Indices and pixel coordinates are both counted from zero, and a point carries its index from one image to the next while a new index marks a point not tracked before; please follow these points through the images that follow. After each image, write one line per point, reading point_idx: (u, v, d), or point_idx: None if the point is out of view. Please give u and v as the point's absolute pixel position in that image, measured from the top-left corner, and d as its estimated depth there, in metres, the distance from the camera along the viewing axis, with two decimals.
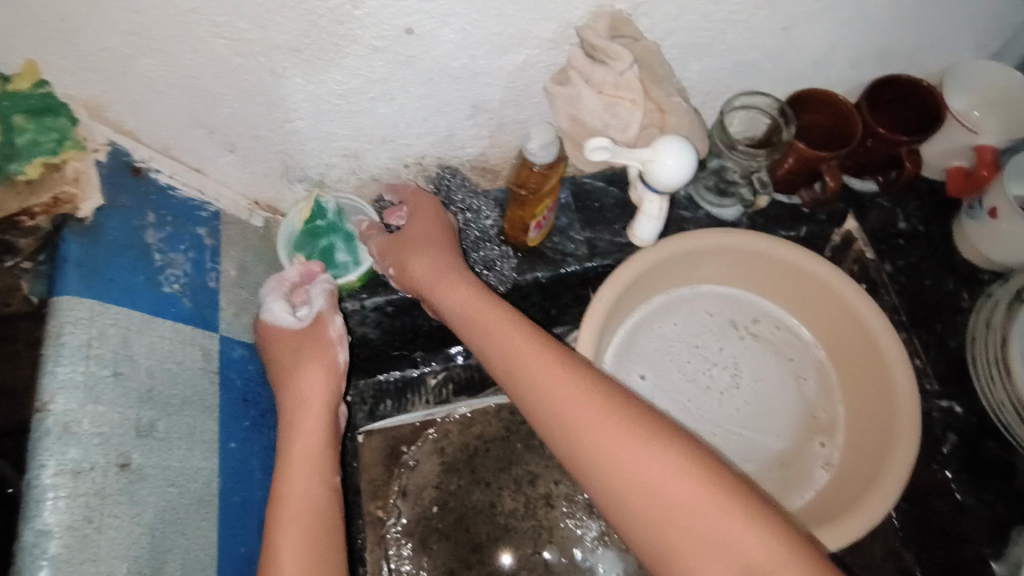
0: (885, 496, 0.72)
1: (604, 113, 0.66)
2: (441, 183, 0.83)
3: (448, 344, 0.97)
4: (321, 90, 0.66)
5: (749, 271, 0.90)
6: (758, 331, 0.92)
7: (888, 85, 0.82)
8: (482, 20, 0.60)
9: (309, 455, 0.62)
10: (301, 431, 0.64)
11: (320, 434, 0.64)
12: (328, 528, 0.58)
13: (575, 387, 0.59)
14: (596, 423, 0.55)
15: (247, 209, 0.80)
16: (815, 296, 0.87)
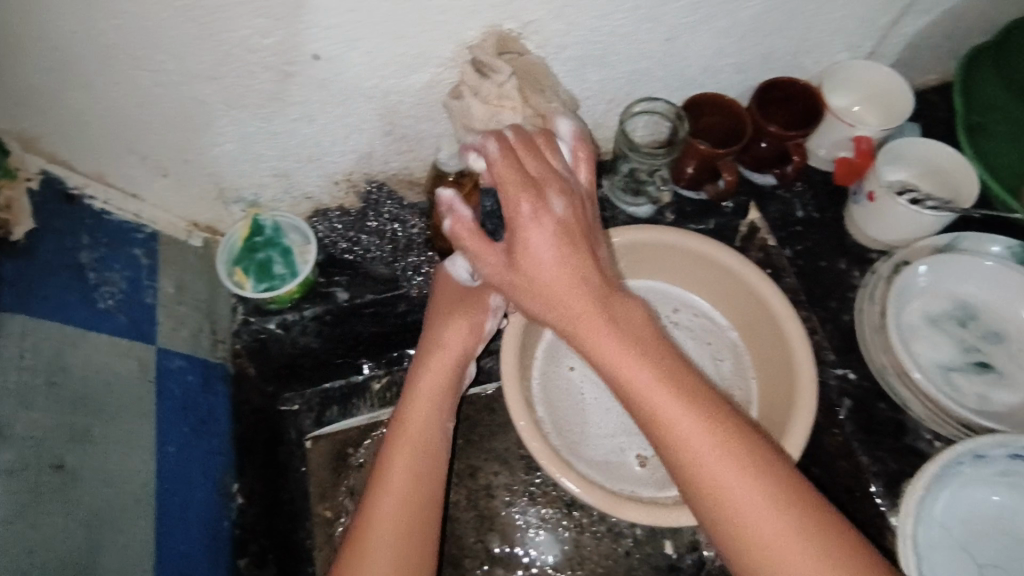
0: (786, 458, 0.79)
1: (489, 122, 0.69)
2: (369, 198, 0.90)
3: (389, 349, 1.01)
4: (241, 114, 0.70)
5: (665, 263, 0.97)
6: (678, 318, 0.98)
7: (775, 86, 0.90)
8: (385, 43, 0.65)
9: (420, 413, 0.72)
10: (426, 380, 0.74)
11: (440, 394, 0.74)
12: (422, 495, 0.67)
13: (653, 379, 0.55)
14: (679, 419, 0.53)
15: (185, 231, 0.84)
16: (724, 281, 0.94)
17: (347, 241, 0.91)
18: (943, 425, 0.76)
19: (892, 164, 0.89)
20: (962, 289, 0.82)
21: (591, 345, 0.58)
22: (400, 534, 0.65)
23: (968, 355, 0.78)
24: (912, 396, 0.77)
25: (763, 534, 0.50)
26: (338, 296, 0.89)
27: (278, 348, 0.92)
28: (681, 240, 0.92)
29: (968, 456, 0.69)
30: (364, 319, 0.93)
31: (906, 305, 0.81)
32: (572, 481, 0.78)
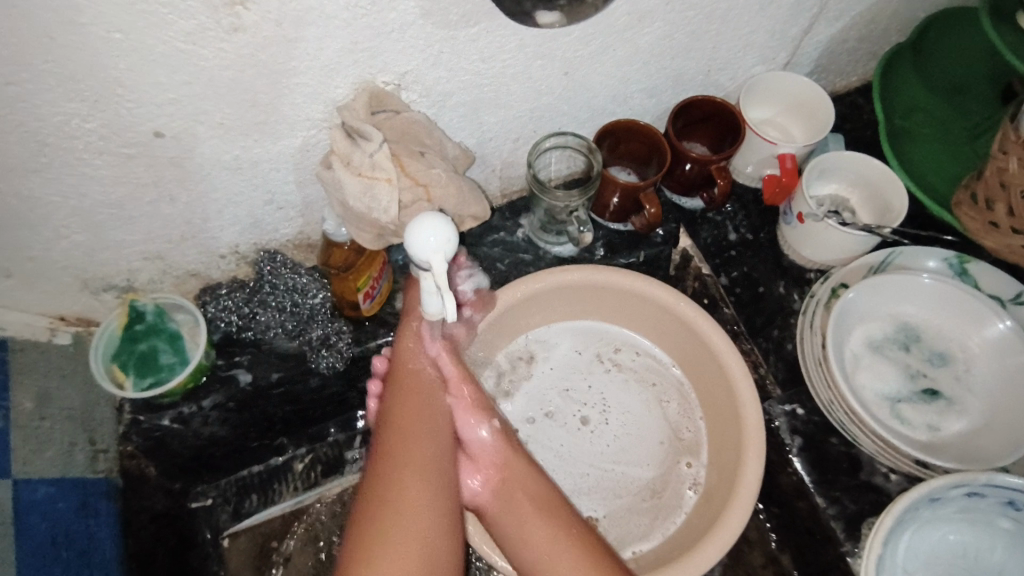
0: (739, 511, 0.73)
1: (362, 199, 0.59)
2: (260, 269, 0.78)
3: (312, 423, 0.90)
4: (83, 203, 0.62)
5: (598, 303, 0.90)
6: (619, 359, 0.91)
7: (692, 107, 0.84)
8: (237, 112, 0.58)
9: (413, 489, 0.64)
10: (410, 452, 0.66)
11: (440, 485, 0.66)
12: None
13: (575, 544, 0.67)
14: None
15: (48, 329, 0.74)
16: (660, 318, 0.87)
17: (242, 318, 0.80)
18: (895, 461, 0.71)
19: (820, 180, 0.85)
20: (902, 308, 0.77)
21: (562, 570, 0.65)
22: None
23: (914, 381, 0.74)
24: (861, 430, 0.72)
25: None
26: (240, 379, 0.80)
27: (178, 446, 0.80)
28: (611, 279, 0.85)
29: (924, 501, 0.65)
30: (273, 399, 0.83)
31: (848, 332, 0.76)
32: (511, 564, 0.70)
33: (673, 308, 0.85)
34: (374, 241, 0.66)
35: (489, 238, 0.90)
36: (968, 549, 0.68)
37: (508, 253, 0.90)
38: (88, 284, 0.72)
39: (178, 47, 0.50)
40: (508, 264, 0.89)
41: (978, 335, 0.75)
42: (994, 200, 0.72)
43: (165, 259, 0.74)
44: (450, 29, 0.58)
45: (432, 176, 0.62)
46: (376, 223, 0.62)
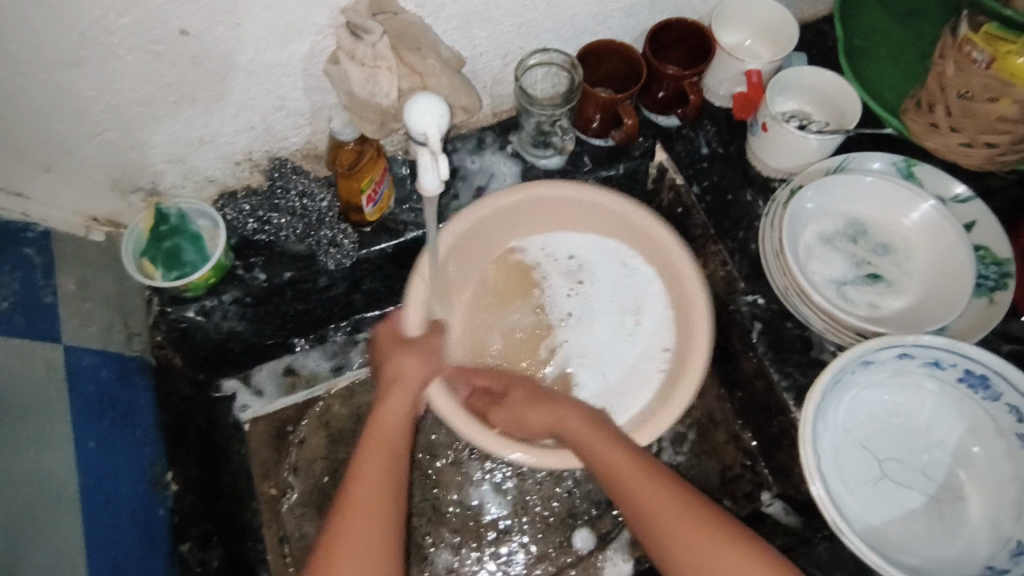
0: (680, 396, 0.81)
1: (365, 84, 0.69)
2: (273, 174, 0.88)
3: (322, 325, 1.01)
4: (116, 99, 0.69)
5: (576, 221, 0.94)
6: (602, 277, 0.95)
7: (666, 28, 0.92)
8: (252, 15, 0.65)
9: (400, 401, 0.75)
10: (405, 365, 0.77)
11: (408, 390, 0.76)
12: (397, 455, 0.71)
13: (618, 450, 0.71)
14: (642, 482, 0.68)
15: (83, 226, 0.82)
16: (630, 235, 0.92)
17: (257, 221, 0.89)
18: (838, 335, 0.81)
19: (783, 95, 0.92)
20: (851, 205, 0.86)
21: (606, 455, 0.71)
22: (377, 494, 0.67)
23: (860, 268, 0.83)
24: (805, 307, 0.82)
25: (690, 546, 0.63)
26: (255, 274, 0.88)
27: (200, 337, 0.89)
28: (576, 195, 0.90)
29: (860, 363, 0.74)
30: (287, 296, 0.92)
31: (803, 226, 0.85)
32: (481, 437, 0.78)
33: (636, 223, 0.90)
34: (377, 131, 0.75)
35: (481, 155, 0.98)
36: (900, 409, 0.77)
37: (499, 167, 0.97)
38: (118, 184, 0.80)
39: None
40: (499, 175, 0.97)
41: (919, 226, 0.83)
42: (935, 104, 0.80)
43: (186, 162, 0.82)
44: None
45: (426, 65, 0.72)
46: (378, 108, 0.73)
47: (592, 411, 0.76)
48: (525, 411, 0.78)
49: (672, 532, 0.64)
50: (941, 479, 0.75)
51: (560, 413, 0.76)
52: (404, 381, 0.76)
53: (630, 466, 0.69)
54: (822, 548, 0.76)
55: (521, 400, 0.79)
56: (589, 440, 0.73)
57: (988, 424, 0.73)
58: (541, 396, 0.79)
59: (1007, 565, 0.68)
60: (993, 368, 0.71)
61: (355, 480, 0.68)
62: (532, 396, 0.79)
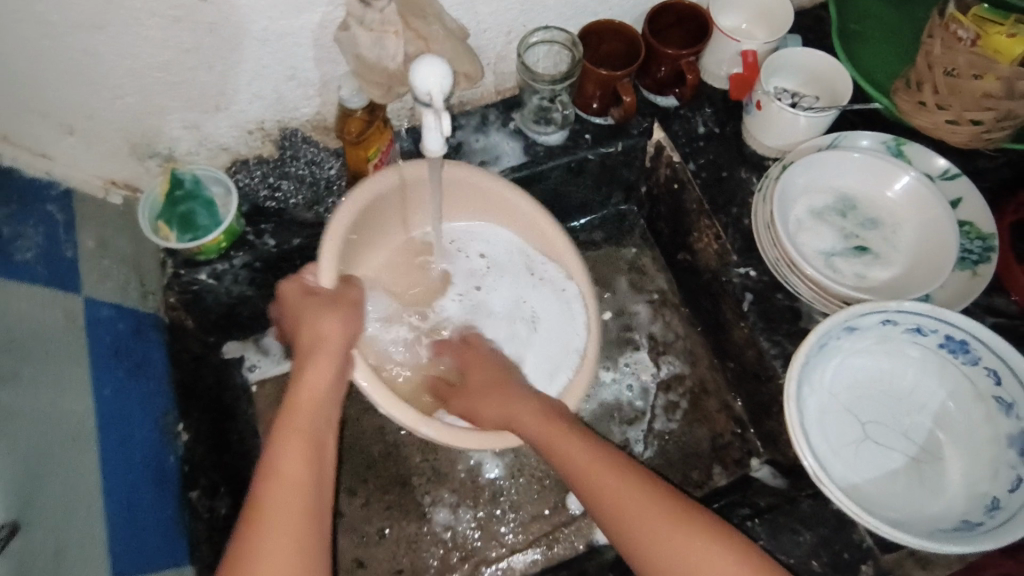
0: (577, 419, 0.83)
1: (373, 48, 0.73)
2: (284, 144, 0.91)
3: None
4: (136, 63, 0.73)
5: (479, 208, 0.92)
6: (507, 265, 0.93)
7: (665, 10, 0.95)
8: None
9: (322, 369, 0.70)
10: (324, 330, 0.73)
11: (332, 359, 0.72)
12: (321, 427, 0.67)
13: (576, 442, 0.71)
14: (603, 473, 0.68)
15: (102, 189, 0.85)
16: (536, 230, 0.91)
17: (268, 189, 0.93)
18: (827, 304, 0.84)
19: (777, 75, 0.95)
20: (840, 181, 0.89)
21: (560, 444, 0.72)
22: (305, 464, 0.62)
23: (847, 241, 0.86)
24: (793, 276, 0.85)
25: (666, 540, 0.62)
26: (265, 240, 0.91)
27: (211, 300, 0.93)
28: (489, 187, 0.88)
29: (844, 329, 0.77)
30: (295, 263, 0.96)
31: (794, 200, 0.87)
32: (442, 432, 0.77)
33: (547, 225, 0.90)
34: (384, 97, 0.79)
35: (484, 131, 1.01)
36: (884, 375, 0.80)
37: (502, 143, 1.00)
38: (136, 149, 0.84)
39: None
40: (502, 150, 1.00)
41: (907, 200, 0.86)
42: (924, 82, 0.82)
43: (201, 129, 0.85)
44: None
45: (430, 32, 0.76)
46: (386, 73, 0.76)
47: (546, 403, 0.77)
48: (482, 399, 0.80)
49: (640, 528, 0.63)
50: (922, 441, 0.77)
51: (510, 403, 0.77)
52: (327, 349, 0.72)
53: (591, 459, 0.69)
54: (806, 505, 0.79)
55: (480, 389, 0.81)
56: (543, 433, 0.74)
57: (968, 388, 0.76)
58: (501, 383, 0.80)
59: (983, 518, 0.71)
60: (972, 334, 0.74)
61: (278, 450, 0.63)
62: (489, 383, 0.81)
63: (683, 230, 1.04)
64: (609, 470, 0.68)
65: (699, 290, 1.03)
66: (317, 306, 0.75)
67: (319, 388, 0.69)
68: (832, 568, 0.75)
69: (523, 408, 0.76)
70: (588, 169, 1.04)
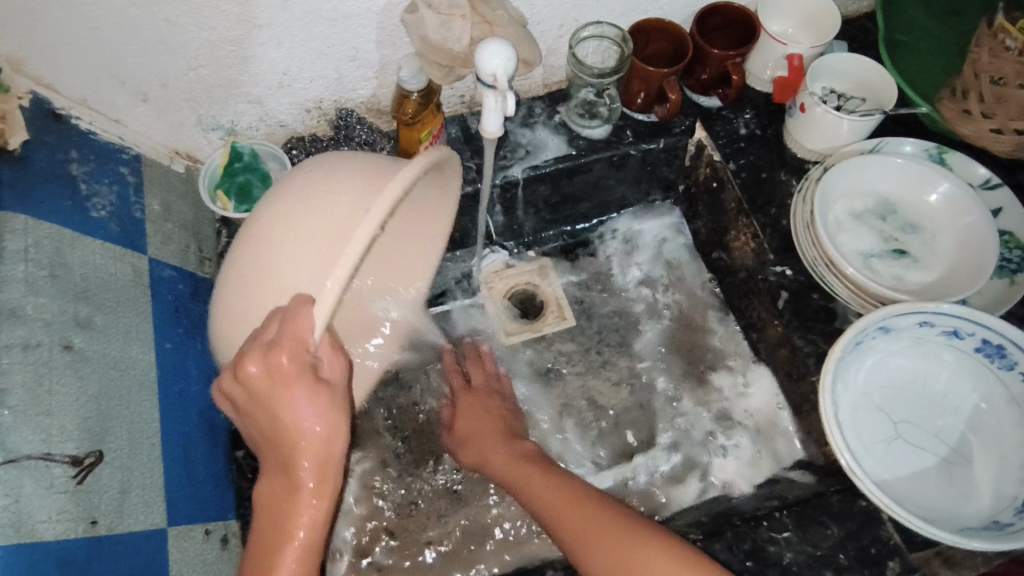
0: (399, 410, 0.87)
1: (440, 28, 0.77)
2: (339, 123, 0.95)
3: None
4: (213, 36, 0.77)
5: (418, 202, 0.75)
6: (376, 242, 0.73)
7: (712, 11, 0.98)
8: None
9: (319, 492, 0.58)
10: (316, 441, 0.57)
11: (329, 474, 0.58)
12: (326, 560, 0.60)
13: (553, 487, 0.79)
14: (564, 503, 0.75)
15: (168, 156, 0.90)
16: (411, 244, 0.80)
17: None
18: (865, 305, 0.85)
19: (823, 79, 0.97)
20: (881, 186, 0.90)
21: (532, 488, 0.80)
22: None
23: (886, 244, 0.88)
24: (831, 277, 0.87)
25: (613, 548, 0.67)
26: None
27: None
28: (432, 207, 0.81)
29: (881, 328, 0.78)
30: None
31: (834, 202, 0.89)
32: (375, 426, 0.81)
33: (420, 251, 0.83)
34: (444, 77, 0.82)
35: (530, 121, 1.04)
36: (917, 376, 0.81)
37: (546, 134, 1.03)
38: (201, 120, 0.88)
39: None
40: (544, 140, 1.03)
41: (941, 205, 0.88)
42: (969, 90, 0.84)
43: (263, 104, 0.89)
44: None
45: (495, 15, 0.79)
46: (449, 54, 0.80)
47: (516, 448, 0.88)
48: (462, 449, 0.92)
49: (589, 540, 0.70)
50: (953, 442, 0.78)
51: (489, 448, 0.89)
52: (324, 461, 0.58)
53: (564, 496, 0.76)
54: (835, 499, 0.79)
55: (476, 433, 0.91)
56: (519, 476, 0.83)
57: (1002, 392, 0.77)
58: (490, 431, 0.91)
59: (1012, 519, 0.71)
60: (1010, 339, 0.74)
61: None
62: (475, 431, 0.92)
63: (720, 229, 1.06)
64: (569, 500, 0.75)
65: (734, 289, 1.05)
66: (315, 407, 0.56)
67: (315, 516, 0.58)
68: (858, 562, 0.75)
69: (498, 455, 0.87)
70: (629, 165, 1.06)
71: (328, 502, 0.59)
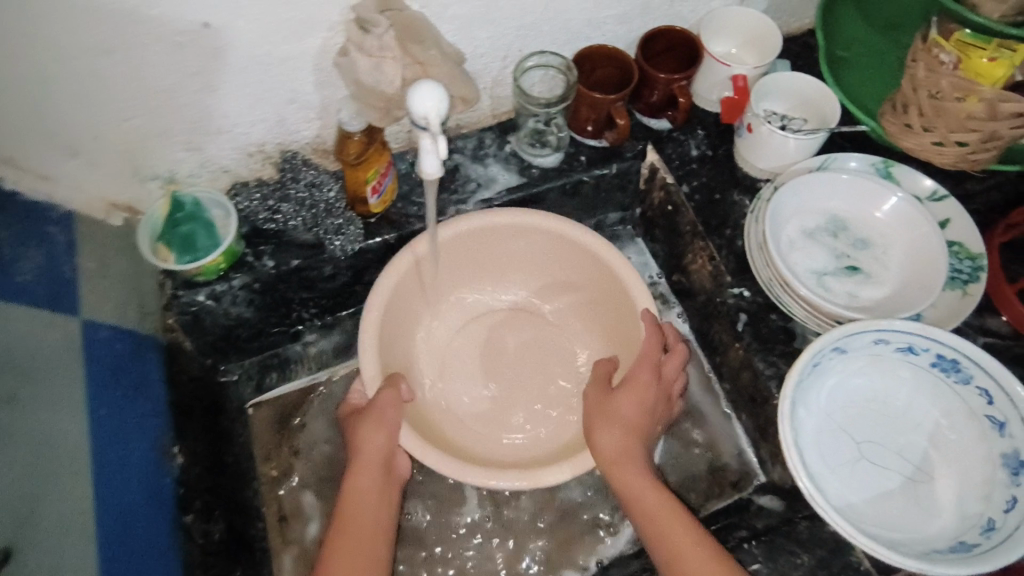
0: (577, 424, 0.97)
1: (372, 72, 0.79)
2: (285, 167, 0.93)
3: (338, 309, 1.06)
4: (143, 86, 0.75)
5: (514, 250, 1.00)
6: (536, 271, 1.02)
7: (657, 36, 0.98)
8: (272, 8, 0.71)
9: (368, 474, 0.81)
10: (365, 446, 0.82)
11: (373, 464, 0.81)
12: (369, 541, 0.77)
13: (681, 520, 0.75)
14: (689, 543, 0.73)
15: (103, 211, 0.86)
16: (573, 263, 0.99)
17: (267, 211, 0.94)
18: (820, 324, 0.84)
19: (766, 99, 0.97)
20: (832, 203, 0.90)
21: (665, 518, 0.75)
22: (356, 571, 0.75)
23: (840, 261, 0.87)
24: (785, 296, 0.86)
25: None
26: (263, 262, 0.92)
27: (208, 322, 0.94)
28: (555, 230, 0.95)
29: (837, 347, 0.77)
30: (292, 285, 0.97)
31: (786, 221, 0.89)
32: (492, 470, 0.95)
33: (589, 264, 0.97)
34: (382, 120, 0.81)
35: (480, 153, 1.03)
36: (877, 393, 0.80)
37: (496, 166, 1.02)
38: (139, 171, 0.85)
39: None
40: (496, 172, 1.02)
41: (894, 218, 0.88)
42: (909, 104, 0.84)
43: (204, 151, 0.87)
44: None
45: (427, 57, 0.81)
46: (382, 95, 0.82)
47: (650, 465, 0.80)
48: (614, 436, 0.81)
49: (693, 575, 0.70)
50: (917, 460, 0.78)
51: (632, 448, 0.80)
52: (367, 457, 0.82)
53: (692, 536, 0.73)
54: (803, 526, 0.78)
55: (615, 417, 0.82)
56: (651, 500, 0.77)
57: (960, 407, 0.77)
58: (635, 427, 0.82)
59: (978, 539, 0.70)
60: (963, 353, 0.74)
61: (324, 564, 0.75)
62: (627, 419, 0.82)
63: (677, 252, 1.05)
64: (696, 533, 0.74)
65: (695, 311, 1.04)
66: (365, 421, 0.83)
67: (364, 500, 0.80)
68: None
69: (615, 437, 0.80)
70: (583, 192, 1.05)
71: (371, 486, 0.81)
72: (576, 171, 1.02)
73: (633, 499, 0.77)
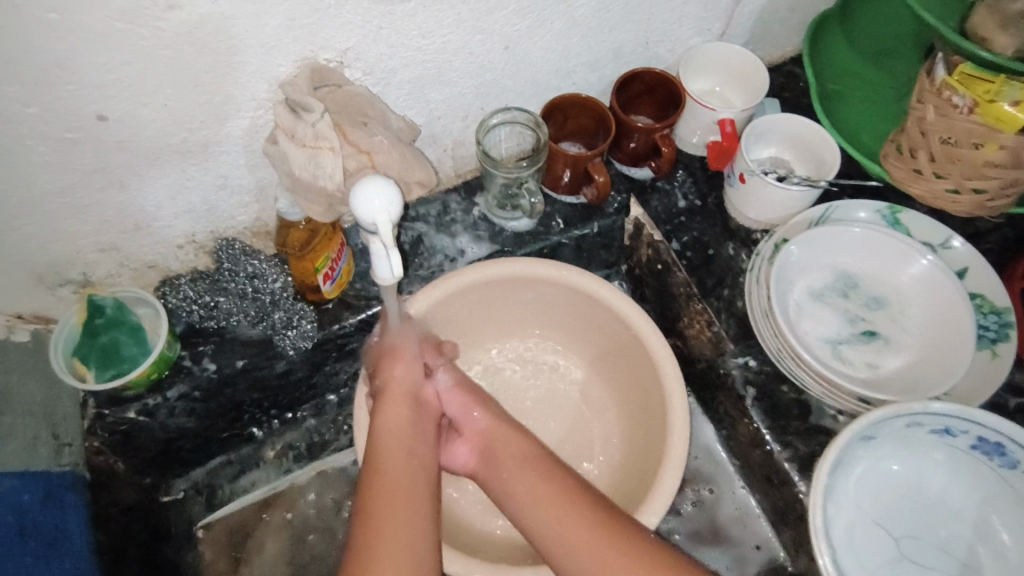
0: None
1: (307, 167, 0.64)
2: (220, 256, 0.79)
3: (296, 405, 0.94)
4: (33, 191, 0.63)
5: (523, 303, 0.90)
6: (567, 331, 0.93)
7: (635, 78, 0.88)
8: (182, 93, 0.60)
9: (400, 413, 0.70)
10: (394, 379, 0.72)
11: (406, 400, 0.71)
12: (417, 497, 0.63)
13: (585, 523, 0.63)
14: (605, 562, 0.60)
15: (4, 325, 0.75)
16: (589, 318, 0.88)
17: (203, 308, 0.81)
18: (837, 399, 0.75)
19: (756, 143, 0.89)
20: (841, 258, 0.81)
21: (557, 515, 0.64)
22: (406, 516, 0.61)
23: (854, 325, 0.79)
24: (794, 367, 0.77)
25: None
26: (203, 365, 0.80)
27: (144, 437, 0.81)
28: (575, 283, 0.85)
29: (862, 436, 0.68)
30: (240, 387, 0.84)
31: (791, 283, 0.80)
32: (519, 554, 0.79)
33: (601, 320, 0.87)
34: (324, 213, 0.70)
35: (446, 218, 0.92)
36: (911, 480, 0.71)
37: (463, 232, 0.91)
38: (44, 279, 0.73)
39: (114, 26, 0.53)
40: (465, 241, 0.91)
41: (907, 273, 0.80)
42: (917, 149, 0.76)
43: (121, 250, 0.74)
44: (387, 4, 0.62)
45: (373, 143, 0.68)
46: (323, 191, 0.67)
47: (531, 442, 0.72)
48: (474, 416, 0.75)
49: None
50: (963, 556, 0.69)
51: (504, 433, 0.72)
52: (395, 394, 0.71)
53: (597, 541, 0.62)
54: None
55: (481, 400, 0.76)
56: (532, 486, 0.67)
57: (1006, 493, 0.68)
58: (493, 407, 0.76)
59: None
60: (1007, 436, 0.65)
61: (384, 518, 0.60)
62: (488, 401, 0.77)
63: (671, 314, 0.96)
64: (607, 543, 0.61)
65: (696, 379, 0.94)
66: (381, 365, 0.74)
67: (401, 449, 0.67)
68: None
69: (482, 413, 0.75)
70: (563, 254, 0.95)
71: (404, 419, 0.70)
72: (553, 231, 0.92)
73: (513, 464, 0.70)
